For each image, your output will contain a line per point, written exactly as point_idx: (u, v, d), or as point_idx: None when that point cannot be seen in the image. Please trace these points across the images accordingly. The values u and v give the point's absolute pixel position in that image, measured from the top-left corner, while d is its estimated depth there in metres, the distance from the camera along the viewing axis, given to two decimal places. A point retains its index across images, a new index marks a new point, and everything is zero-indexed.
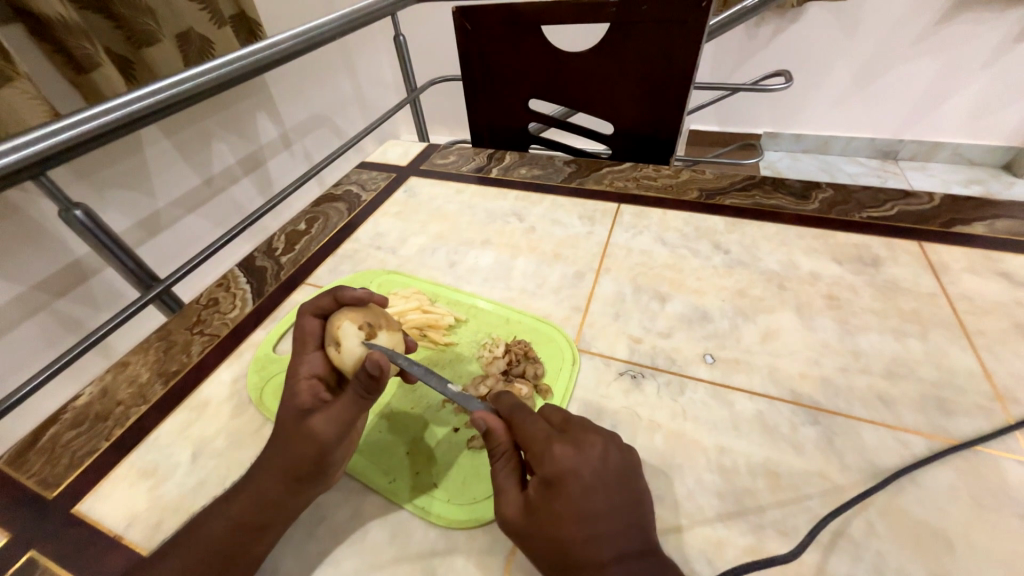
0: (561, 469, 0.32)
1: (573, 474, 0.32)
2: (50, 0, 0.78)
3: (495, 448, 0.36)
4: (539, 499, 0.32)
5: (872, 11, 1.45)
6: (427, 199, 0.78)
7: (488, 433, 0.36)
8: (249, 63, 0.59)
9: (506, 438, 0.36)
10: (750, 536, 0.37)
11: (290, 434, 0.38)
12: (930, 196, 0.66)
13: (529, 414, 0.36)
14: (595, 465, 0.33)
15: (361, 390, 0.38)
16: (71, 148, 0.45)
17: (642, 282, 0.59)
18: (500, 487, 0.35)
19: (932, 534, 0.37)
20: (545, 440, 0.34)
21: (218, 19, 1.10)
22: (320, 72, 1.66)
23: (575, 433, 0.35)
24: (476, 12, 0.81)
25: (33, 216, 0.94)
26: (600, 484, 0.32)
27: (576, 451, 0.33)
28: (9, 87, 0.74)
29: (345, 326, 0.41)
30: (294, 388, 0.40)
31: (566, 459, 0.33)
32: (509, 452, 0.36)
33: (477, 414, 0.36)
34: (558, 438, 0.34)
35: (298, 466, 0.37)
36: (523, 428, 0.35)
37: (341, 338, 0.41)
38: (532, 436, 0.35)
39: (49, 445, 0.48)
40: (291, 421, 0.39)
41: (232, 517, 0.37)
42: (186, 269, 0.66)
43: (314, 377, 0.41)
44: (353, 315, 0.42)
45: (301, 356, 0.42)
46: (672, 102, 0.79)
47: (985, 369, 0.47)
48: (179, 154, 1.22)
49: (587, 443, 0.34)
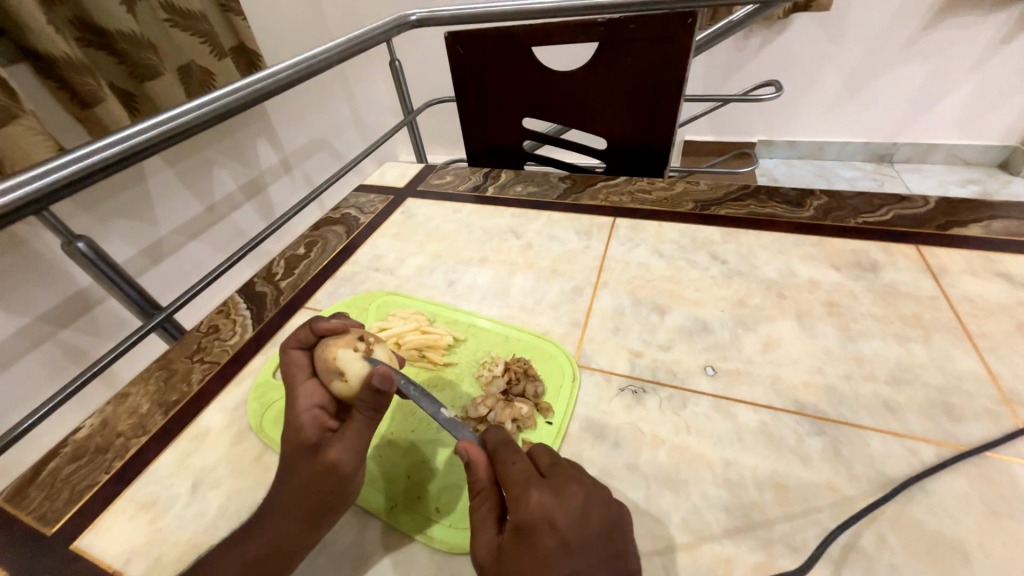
0: (535, 515, 0.32)
1: (545, 522, 0.31)
2: (55, 40, 0.81)
3: (474, 484, 0.36)
4: (510, 544, 0.32)
5: (857, 20, 1.48)
6: (424, 219, 0.79)
7: (469, 465, 0.36)
8: (248, 93, 0.60)
9: (484, 474, 0.36)
10: (760, 553, 0.37)
11: (304, 469, 0.38)
12: (925, 199, 0.66)
13: (512, 454, 0.36)
14: (572, 517, 0.32)
15: (372, 408, 0.39)
16: (79, 182, 0.46)
17: (640, 294, 0.59)
18: (475, 526, 0.35)
19: (947, 546, 0.36)
20: (523, 484, 0.34)
21: (219, 51, 1.13)
22: (319, 98, 1.70)
23: (557, 481, 0.34)
24: (468, 37, 0.83)
25: (37, 248, 0.95)
26: (575, 540, 0.31)
27: (554, 499, 0.32)
28: (14, 124, 0.76)
29: (339, 354, 0.41)
30: (297, 423, 0.39)
31: (541, 505, 0.32)
32: (488, 490, 0.35)
33: (460, 443, 0.37)
34: (538, 484, 0.34)
35: (318, 497, 0.37)
36: (504, 469, 0.35)
37: (342, 367, 0.40)
38: (512, 477, 0.35)
39: (49, 481, 0.47)
40: (303, 456, 0.38)
41: (244, 556, 0.37)
42: (188, 296, 0.66)
43: (316, 408, 0.40)
44: (343, 343, 0.42)
45: (296, 390, 0.41)
46: (664, 115, 0.80)
47: (991, 372, 0.46)
48: (182, 182, 1.24)
49: (569, 493, 0.33)
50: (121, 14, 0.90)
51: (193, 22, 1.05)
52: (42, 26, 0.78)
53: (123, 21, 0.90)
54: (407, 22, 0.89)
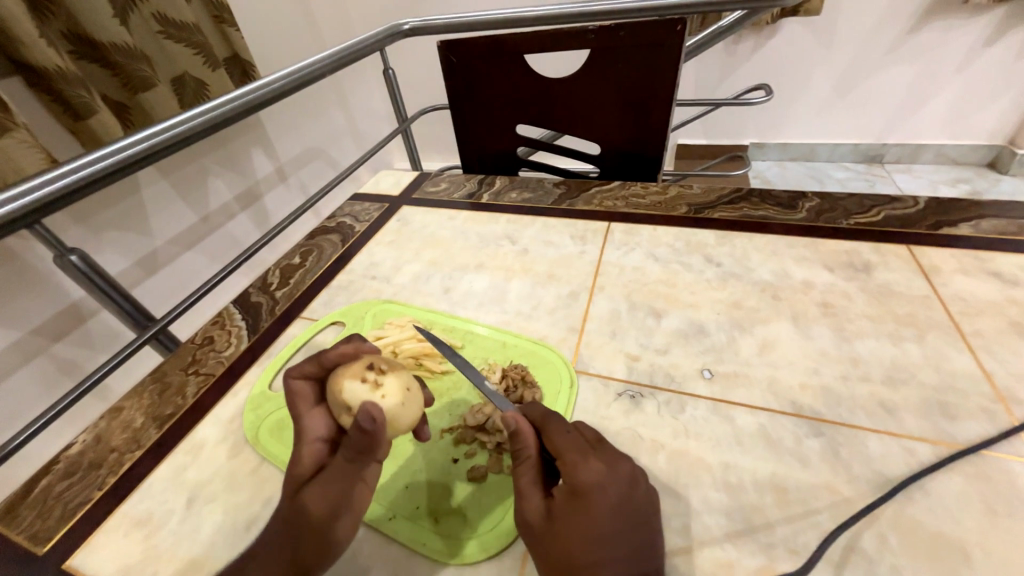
0: (591, 482, 0.32)
1: (599, 489, 0.32)
2: (47, 52, 0.81)
3: (521, 451, 0.35)
4: (563, 507, 0.32)
5: (845, 24, 1.50)
6: (420, 226, 0.79)
7: (516, 434, 0.35)
8: (241, 104, 0.60)
9: (535, 443, 0.35)
10: (760, 556, 0.36)
11: (288, 507, 0.37)
12: (915, 200, 0.67)
13: (562, 424, 0.36)
14: (622, 484, 0.33)
15: (353, 452, 0.37)
16: (75, 191, 0.46)
17: (635, 299, 0.59)
18: (522, 491, 0.35)
19: (947, 545, 0.36)
20: (580, 453, 0.34)
21: (212, 62, 1.13)
22: (314, 107, 1.71)
23: (607, 451, 0.35)
24: (461, 46, 0.84)
25: (30, 261, 0.95)
26: (624, 505, 0.32)
27: (607, 468, 0.33)
28: (6, 137, 0.75)
29: (347, 385, 0.39)
30: (297, 454, 0.39)
31: (597, 474, 0.33)
32: (535, 457, 0.35)
33: (509, 414, 0.36)
34: (593, 454, 0.34)
35: (310, 538, 0.36)
36: (555, 439, 0.35)
37: (348, 401, 0.39)
38: (564, 446, 0.35)
39: (42, 497, 0.47)
40: (290, 491, 0.38)
41: None
42: (182, 306, 0.65)
43: (319, 441, 0.40)
44: (351, 373, 0.40)
45: (301, 422, 0.40)
46: (656, 120, 0.81)
47: (985, 370, 0.47)
48: (177, 193, 1.24)
49: (618, 463, 0.34)
50: (114, 27, 0.90)
51: (187, 34, 1.05)
52: (34, 39, 0.78)
53: (115, 33, 0.90)
54: (400, 31, 0.89)
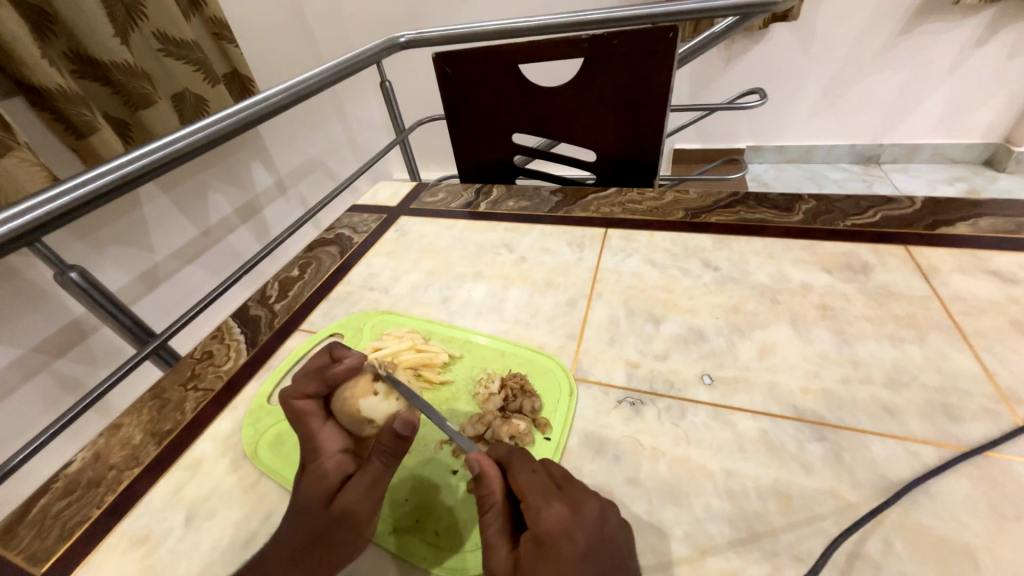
0: (553, 529, 0.31)
1: (561, 536, 0.31)
2: (50, 73, 0.82)
3: (487, 498, 0.35)
4: (528, 557, 0.31)
5: (835, 28, 1.52)
6: (418, 236, 0.79)
7: (481, 478, 0.35)
8: (241, 118, 0.61)
9: (498, 485, 0.35)
10: (764, 564, 0.36)
11: (319, 515, 0.38)
12: (911, 200, 0.67)
13: (528, 463, 0.36)
14: (589, 527, 0.32)
15: (388, 459, 0.38)
16: (82, 206, 0.47)
17: (634, 305, 0.59)
18: (488, 544, 0.34)
19: (955, 550, 0.35)
20: (542, 496, 0.33)
21: (211, 78, 1.14)
22: (312, 120, 1.73)
23: (573, 493, 0.34)
24: (456, 58, 0.85)
25: (31, 279, 0.95)
26: (590, 551, 0.31)
27: (571, 512, 0.32)
28: (9, 157, 0.76)
29: (364, 402, 0.41)
30: (321, 468, 0.39)
31: (560, 519, 0.32)
32: (499, 504, 0.35)
33: (471, 455, 0.36)
34: (556, 496, 0.33)
35: (339, 547, 0.38)
36: (518, 478, 0.35)
37: (367, 413, 0.41)
38: (529, 488, 0.34)
39: (40, 517, 0.46)
40: (321, 503, 0.38)
41: None
42: (183, 320, 0.64)
43: (339, 452, 0.41)
44: (363, 389, 0.41)
45: (314, 437, 0.40)
46: (651, 126, 0.81)
47: (987, 370, 0.46)
48: (177, 208, 1.25)
49: (585, 505, 0.33)
50: (115, 45, 0.91)
51: (187, 51, 1.07)
52: (36, 60, 0.80)
53: (116, 52, 0.92)
54: (396, 43, 0.90)
